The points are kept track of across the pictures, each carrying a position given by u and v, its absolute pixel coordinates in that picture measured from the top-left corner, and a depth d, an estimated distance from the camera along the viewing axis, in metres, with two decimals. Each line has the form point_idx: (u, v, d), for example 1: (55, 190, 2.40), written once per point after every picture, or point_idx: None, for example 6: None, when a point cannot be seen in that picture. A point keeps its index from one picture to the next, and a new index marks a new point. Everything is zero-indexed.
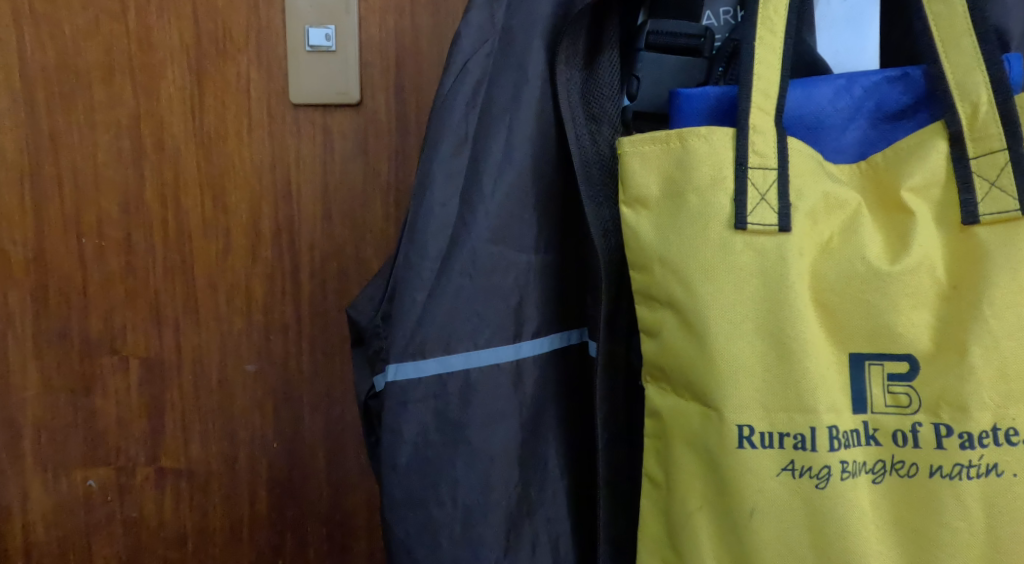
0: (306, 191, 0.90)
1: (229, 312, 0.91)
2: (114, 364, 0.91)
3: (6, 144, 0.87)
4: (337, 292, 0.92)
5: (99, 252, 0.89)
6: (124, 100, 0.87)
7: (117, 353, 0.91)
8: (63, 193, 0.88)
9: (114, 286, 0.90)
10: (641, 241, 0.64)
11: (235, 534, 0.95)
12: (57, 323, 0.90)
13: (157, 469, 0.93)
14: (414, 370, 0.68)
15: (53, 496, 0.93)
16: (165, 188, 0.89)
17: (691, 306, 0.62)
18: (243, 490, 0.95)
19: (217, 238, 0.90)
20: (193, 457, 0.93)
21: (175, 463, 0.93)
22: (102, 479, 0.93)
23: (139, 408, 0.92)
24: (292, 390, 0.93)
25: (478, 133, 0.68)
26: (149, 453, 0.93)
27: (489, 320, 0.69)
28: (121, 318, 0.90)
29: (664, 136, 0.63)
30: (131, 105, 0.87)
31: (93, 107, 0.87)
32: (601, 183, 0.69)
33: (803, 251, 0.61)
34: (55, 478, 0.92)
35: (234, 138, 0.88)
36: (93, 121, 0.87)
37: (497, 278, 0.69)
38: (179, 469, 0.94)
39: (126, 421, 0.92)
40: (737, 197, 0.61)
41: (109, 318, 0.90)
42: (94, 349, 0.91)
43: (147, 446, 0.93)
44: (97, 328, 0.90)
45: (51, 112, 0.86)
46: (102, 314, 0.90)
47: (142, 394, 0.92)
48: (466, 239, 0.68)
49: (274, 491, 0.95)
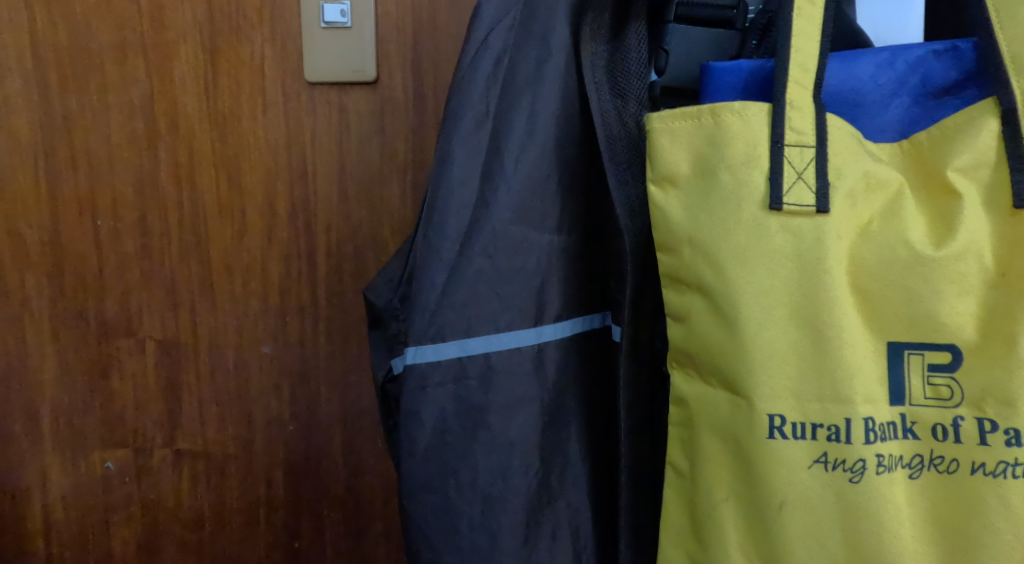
0: (322, 173, 0.88)
1: (246, 295, 0.90)
2: (131, 346, 0.90)
3: (17, 125, 0.85)
4: (354, 275, 0.90)
5: (115, 234, 0.88)
6: (136, 80, 0.85)
7: (134, 336, 0.90)
8: (78, 175, 0.86)
9: (130, 268, 0.89)
10: (669, 221, 0.62)
11: (252, 518, 0.95)
12: (74, 306, 0.89)
13: (174, 452, 0.92)
14: (433, 353, 0.66)
15: (71, 478, 0.92)
16: (180, 169, 0.87)
17: (723, 290, 0.60)
18: (260, 474, 0.94)
19: (232, 220, 0.88)
20: (210, 439, 0.92)
21: (192, 445, 0.92)
22: (120, 461, 0.92)
23: (156, 391, 0.91)
24: (309, 374, 0.92)
25: (499, 110, 0.65)
26: (166, 435, 0.92)
27: (511, 305, 0.67)
28: (137, 300, 0.89)
29: (696, 112, 0.61)
30: (144, 85, 0.85)
31: (106, 87, 0.85)
32: (628, 161, 0.66)
33: (842, 233, 0.59)
34: (74, 460, 0.91)
35: (249, 117, 0.86)
36: (106, 102, 0.85)
37: (518, 262, 0.67)
38: (197, 451, 0.93)
39: (144, 404, 0.91)
40: (773, 176, 0.59)
41: (125, 301, 0.89)
42: (110, 332, 0.90)
43: (164, 428, 0.92)
44: (113, 311, 0.89)
45: (64, 93, 0.85)
46: (119, 296, 0.89)
47: (159, 377, 0.91)
48: (488, 221, 0.65)
49: (289, 474, 0.94)
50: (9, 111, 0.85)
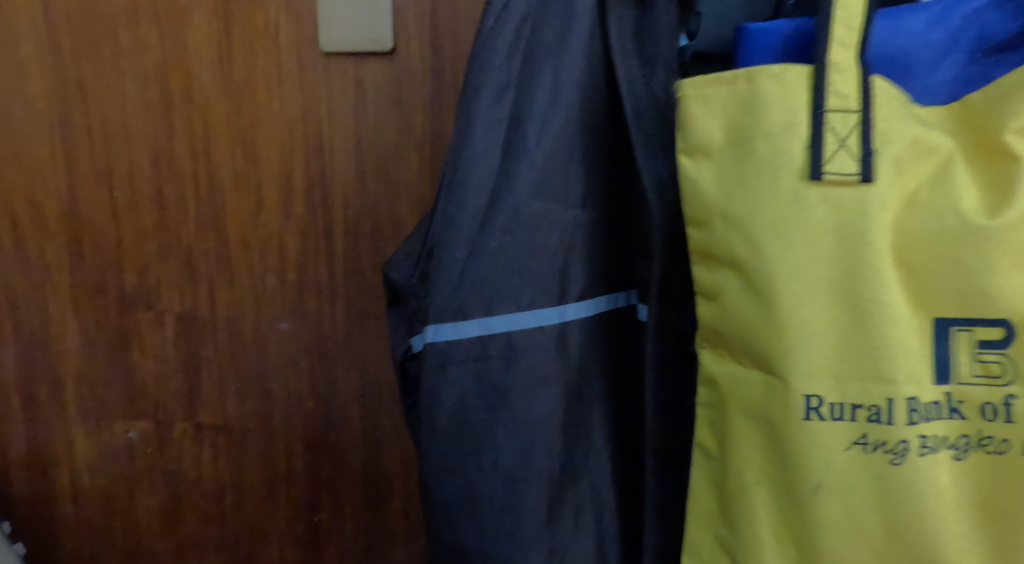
0: (338, 146, 0.86)
1: (264, 270, 0.88)
2: (151, 320, 0.89)
3: (31, 92, 0.83)
4: (371, 251, 0.89)
5: (132, 206, 0.86)
6: (151, 47, 0.83)
7: (153, 309, 0.89)
8: (93, 145, 0.85)
9: (148, 240, 0.87)
10: (701, 193, 0.60)
11: (271, 493, 0.94)
12: (93, 277, 0.87)
13: (194, 425, 0.91)
14: (454, 331, 0.64)
15: (97, 445, 0.91)
16: (195, 141, 0.85)
17: (758, 264, 0.57)
18: (279, 449, 0.93)
19: (249, 194, 0.87)
20: (229, 415, 0.92)
21: (212, 419, 0.91)
22: (142, 431, 0.91)
23: (176, 365, 0.90)
24: (327, 351, 0.91)
25: (522, 79, 0.63)
26: (186, 408, 0.91)
27: (534, 283, 0.65)
28: (155, 274, 0.88)
29: (731, 77, 0.58)
30: (159, 53, 0.83)
31: (121, 54, 0.83)
32: (655, 131, 0.64)
33: (886, 204, 0.56)
34: (97, 429, 0.91)
35: (264, 88, 0.84)
36: (122, 69, 0.83)
37: (541, 237, 0.65)
38: (216, 426, 0.92)
39: (165, 376, 0.90)
40: (814, 144, 0.56)
41: (143, 275, 0.88)
42: (130, 305, 0.88)
43: (184, 402, 0.91)
44: (132, 284, 0.88)
45: (78, 59, 0.83)
46: (137, 269, 0.88)
47: (179, 350, 0.90)
48: (510, 196, 0.63)
49: (309, 450, 0.93)
50: (23, 78, 0.83)
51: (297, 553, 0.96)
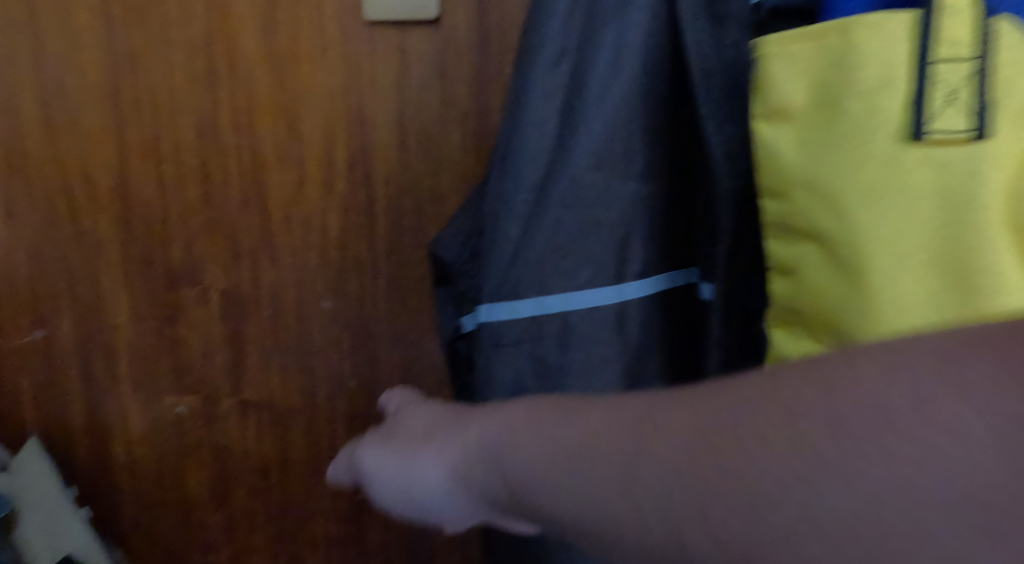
0: (382, 119, 0.82)
1: (306, 247, 0.86)
2: (197, 296, 0.88)
3: (84, 60, 0.80)
4: (414, 228, 0.85)
5: (178, 179, 0.84)
6: (197, 15, 0.79)
7: (199, 286, 0.88)
8: (141, 117, 0.82)
9: (194, 215, 0.85)
10: (781, 160, 0.54)
11: (315, 469, 0.94)
12: (141, 254, 0.86)
13: (240, 402, 0.91)
14: (506, 311, 0.60)
15: (148, 421, 0.92)
16: (239, 113, 0.82)
17: (846, 238, 0.51)
18: (323, 425, 0.92)
19: (292, 167, 0.84)
20: (275, 390, 0.91)
21: (257, 395, 0.91)
22: (191, 407, 0.92)
23: (221, 340, 0.89)
24: (370, 329, 0.88)
25: (581, 42, 0.58)
26: (232, 384, 0.91)
27: (591, 260, 0.61)
28: (200, 249, 0.86)
29: (819, 31, 0.52)
30: (205, 21, 0.79)
31: (167, 21, 0.79)
32: (725, 96, 0.58)
33: (1009, 163, 0.47)
34: (149, 403, 0.91)
35: (308, 58, 0.80)
36: (167, 38, 0.80)
37: (599, 211, 0.60)
38: (261, 401, 0.92)
39: (211, 352, 0.90)
40: (915, 101, 0.49)
41: (190, 251, 0.86)
42: (176, 281, 0.87)
43: (230, 378, 0.91)
44: (178, 259, 0.87)
45: (128, 27, 0.80)
46: (183, 245, 0.86)
47: (225, 326, 0.89)
48: (568, 167, 0.59)
49: (352, 427, 0.92)
50: (78, 45, 0.80)
51: (340, 528, 0.97)
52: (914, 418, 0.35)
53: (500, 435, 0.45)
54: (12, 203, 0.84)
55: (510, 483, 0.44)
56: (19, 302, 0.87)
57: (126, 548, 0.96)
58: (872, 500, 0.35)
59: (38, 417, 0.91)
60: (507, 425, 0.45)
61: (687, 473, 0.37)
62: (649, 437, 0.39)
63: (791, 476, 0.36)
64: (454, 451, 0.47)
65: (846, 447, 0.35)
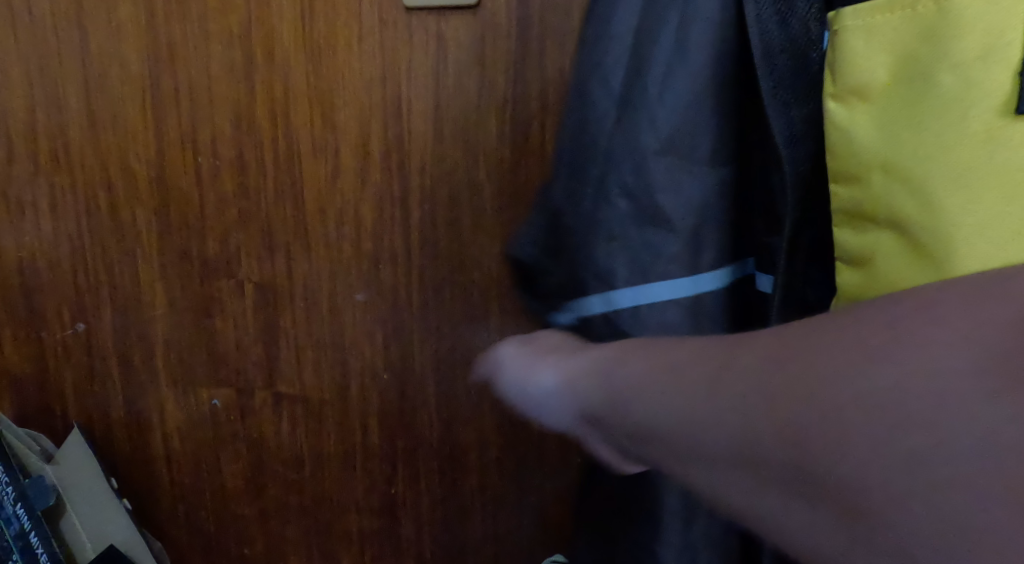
0: (418, 108, 0.79)
1: (340, 238, 0.84)
2: (232, 288, 0.88)
3: (128, 58, 0.82)
4: (448, 220, 0.82)
5: (215, 172, 0.84)
6: (236, 7, 0.79)
7: (233, 277, 0.87)
8: (180, 109, 0.83)
9: (230, 207, 0.85)
10: (865, 139, 0.53)
11: (348, 463, 0.91)
12: (179, 245, 0.87)
13: (273, 394, 0.91)
14: (590, 303, 0.62)
15: (184, 411, 0.93)
16: (275, 104, 0.81)
17: (932, 218, 0.50)
18: (355, 420, 0.90)
19: (326, 158, 0.82)
20: (307, 383, 0.90)
21: (289, 388, 0.90)
22: (225, 399, 0.92)
23: (255, 332, 0.89)
24: (403, 322, 0.86)
25: (643, 35, 0.59)
26: (266, 376, 0.90)
27: (660, 246, 0.60)
28: (235, 242, 0.86)
29: (909, 3, 0.52)
30: (243, 13, 0.79)
31: (207, 13, 0.79)
32: (792, 80, 0.58)
33: None
34: (185, 393, 0.92)
35: (344, 47, 0.78)
36: (207, 30, 0.80)
37: (669, 195, 0.60)
38: (294, 394, 0.90)
39: (245, 344, 0.89)
40: (1022, 75, 0.49)
41: (226, 242, 0.86)
42: (212, 272, 0.88)
43: (264, 369, 0.90)
44: (214, 253, 0.87)
45: (169, 20, 0.80)
46: (219, 235, 0.86)
47: (258, 318, 0.88)
48: (636, 152, 0.59)
49: (385, 423, 0.89)
50: (122, 43, 0.82)
51: (374, 523, 0.93)
52: (955, 352, 0.43)
53: (634, 354, 0.55)
54: (58, 198, 0.88)
55: (619, 400, 0.53)
56: (66, 295, 0.91)
57: (165, 537, 0.99)
58: (894, 429, 0.43)
59: (80, 410, 0.95)
60: (617, 355, 0.56)
61: (770, 385, 0.47)
62: (784, 367, 0.47)
63: (849, 372, 0.45)
64: (580, 374, 0.57)
65: (893, 368, 0.44)
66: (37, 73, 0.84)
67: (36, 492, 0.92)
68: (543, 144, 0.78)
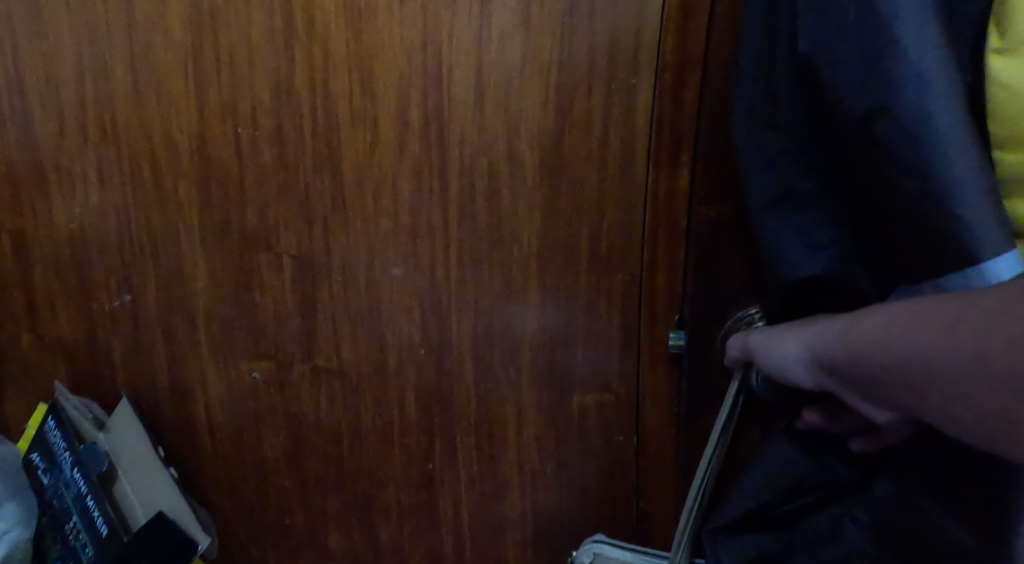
0: (459, 75, 0.75)
1: (377, 212, 0.81)
2: (271, 262, 0.86)
3: (172, 26, 0.80)
4: (488, 192, 0.78)
5: (254, 141, 0.82)
6: None
7: (272, 250, 0.85)
8: (220, 78, 0.81)
9: (268, 178, 0.83)
10: None
11: (386, 436, 0.89)
12: (218, 217, 0.86)
13: (312, 367, 0.89)
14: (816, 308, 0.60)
15: (225, 384, 0.92)
16: (315, 72, 0.78)
17: None
18: (393, 395, 0.88)
19: (365, 128, 0.79)
20: (346, 359, 0.88)
21: (328, 362, 0.88)
22: (265, 372, 0.90)
23: (294, 304, 0.87)
24: (439, 296, 0.83)
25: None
26: (304, 350, 0.89)
27: (964, 222, 0.54)
28: (274, 214, 0.84)
29: None
30: None
31: None
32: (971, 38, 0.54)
33: None
34: (225, 366, 0.91)
35: (385, 13, 0.75)
36: None
37: (954, 166, 0.54)
38: (332, 368, 0.88)
39: (284, 317, 0.88)
40: None
41: (263, 216, 0.84)
42: (251, 245, 0.86)
43: (302, 343, 0.88)
44: (253, 224, 0.85)
45: None
46: (257, 208, 0.84)
47: (296, 291, 0.86)
48: (900, 137, 0.54)
49: (423, 396, 0.87)
50: (166, 10, 0.79)
51: (412, 496, 0.91)
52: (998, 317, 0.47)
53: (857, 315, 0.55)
54: (106, 170, 0.87)
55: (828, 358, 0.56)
56: (113, 265, 0.90)
57: (210, 505, 0.99)
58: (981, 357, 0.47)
59: (129, 378, 0.95)
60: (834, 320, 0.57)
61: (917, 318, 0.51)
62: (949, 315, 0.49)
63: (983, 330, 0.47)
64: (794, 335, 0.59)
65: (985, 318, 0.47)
66: (85, 40, 0.83)
67: (91, 456, 0.92)
68: (591, 109, 0.74)
